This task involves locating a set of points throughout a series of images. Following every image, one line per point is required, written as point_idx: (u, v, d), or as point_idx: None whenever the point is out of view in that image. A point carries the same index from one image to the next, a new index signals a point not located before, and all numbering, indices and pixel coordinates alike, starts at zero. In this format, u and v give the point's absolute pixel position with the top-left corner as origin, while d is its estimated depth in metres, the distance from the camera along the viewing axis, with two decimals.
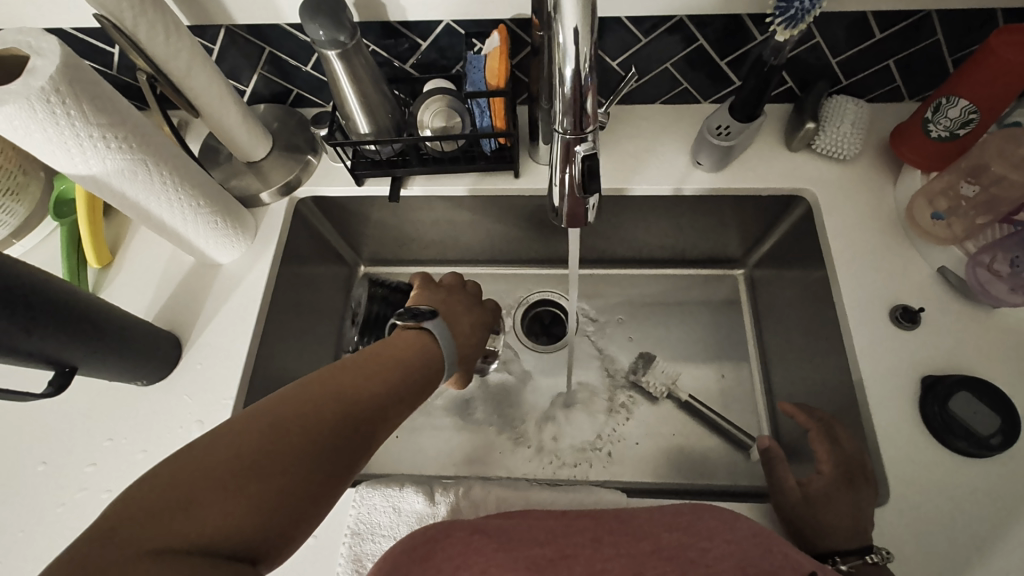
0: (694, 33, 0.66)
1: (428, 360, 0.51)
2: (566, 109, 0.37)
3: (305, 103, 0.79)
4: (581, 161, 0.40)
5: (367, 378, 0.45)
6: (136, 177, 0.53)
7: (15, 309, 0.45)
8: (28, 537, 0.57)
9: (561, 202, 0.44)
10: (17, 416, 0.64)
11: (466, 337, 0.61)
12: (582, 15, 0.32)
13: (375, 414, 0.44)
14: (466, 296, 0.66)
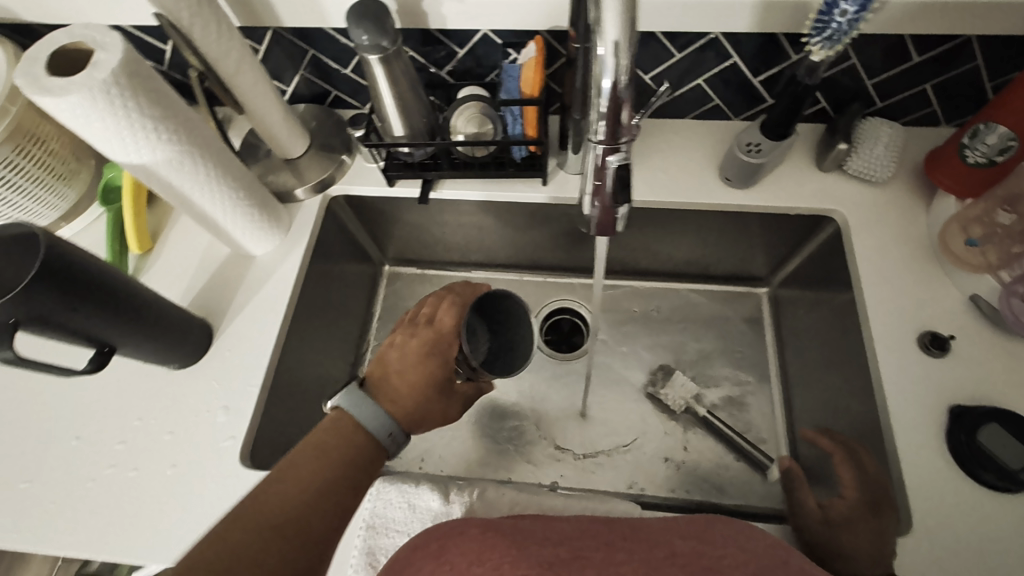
0: (728, 51, 0.67)
1: (359, 446, 0.54)
2: (602, 121, 0.38)
3: (343, 105, 0.82)
4: (615, 170, 0.41)
5: (296, 492, 0.50)
6: (180, 168, 0.55)
7: (60, 285, 0.48)
8: (60, 508, 0.60)
9: (593, 210, 0.45)
10: (54, 391, 0.66)
11: (414, 393, 0.59)
12: (622, 29, 0.33)
13: (313, 525, 0.49)
14: (420, 335, 0.62)
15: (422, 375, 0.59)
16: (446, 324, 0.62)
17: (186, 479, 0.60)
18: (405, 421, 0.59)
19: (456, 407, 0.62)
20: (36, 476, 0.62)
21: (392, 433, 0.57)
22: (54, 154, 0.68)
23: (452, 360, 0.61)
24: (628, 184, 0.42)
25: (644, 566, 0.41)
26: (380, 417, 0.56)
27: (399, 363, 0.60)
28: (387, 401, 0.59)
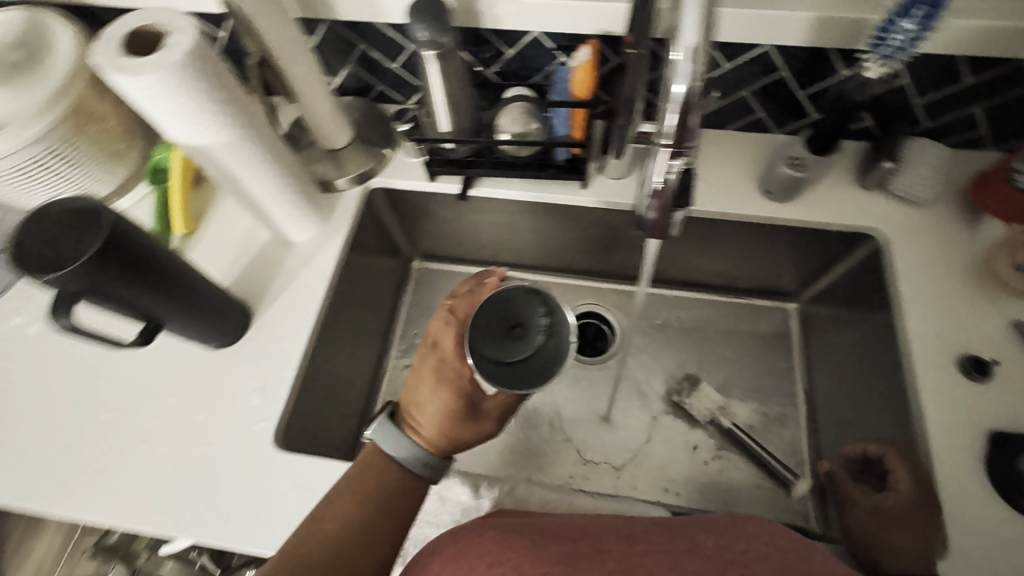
0: (777, 64, 0.67)
1: (393, 482, 0.55)
2: (671, 126, 0.38)
3: (386, 99, 0.83)
4: (677, 174, 0.42)
5: (337, 529, 0.52)
6: (236, 152, 0.56)
7: (118, 260, 0.49)
8: (96, 479, 0.61)
9: (653, 213, 0.46)
10: (93, 364, 0.68)
11: (438, 423, 0.57)
12: (701, 36, 0.33)
13: (359, 559, 0.51)
14: (437, 361, 0.58)
15: (439, 406, 0.57)
16: (447, 349, 0.58)
17: (220, 456, 0.61)
18: (440, 449, 0.58)
19: (489, 426, 0.58)
20: (74, 445, 0.63)
21: (426, 463, 0.57)
22: (107, 133, 0.70)
23: (466, 382, 0.57)
24: (689, 187, 0.45)
25: (665, 560, 0.43)
26: (412, 450, 0.56)
27: (419, 393, 0.58)
28: (418, 434, 0.58)
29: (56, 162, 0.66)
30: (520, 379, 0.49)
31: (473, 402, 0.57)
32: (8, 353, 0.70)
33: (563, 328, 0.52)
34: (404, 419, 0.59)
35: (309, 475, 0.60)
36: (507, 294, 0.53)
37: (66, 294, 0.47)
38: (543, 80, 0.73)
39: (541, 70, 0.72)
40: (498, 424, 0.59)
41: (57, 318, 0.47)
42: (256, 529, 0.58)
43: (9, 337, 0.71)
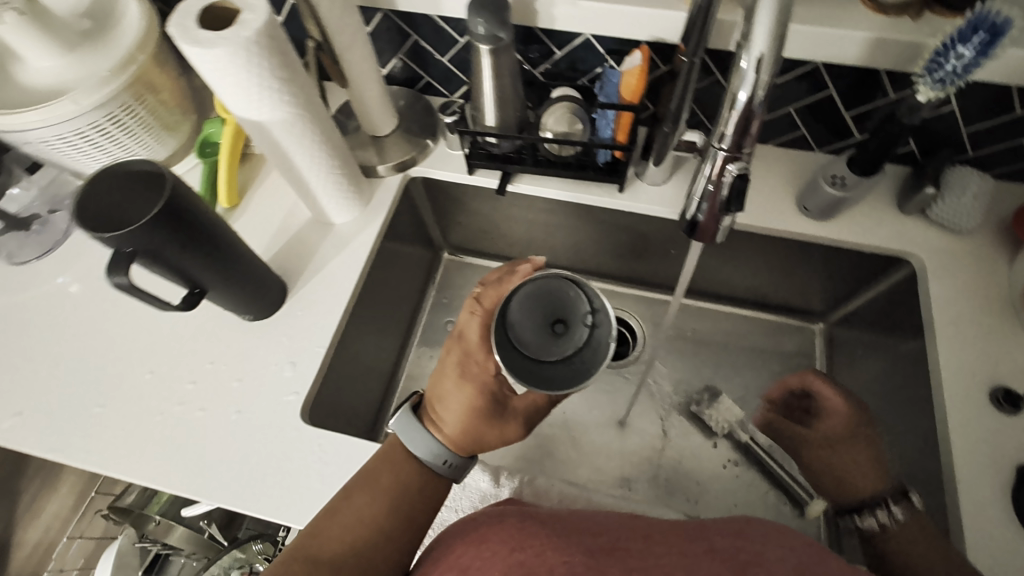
0: (825, 82, 0.67)
1: (411, 481, 0.53)
2: (730, 128, 0.40)
3: (431, 91, 0.84)
4: (731, 179, 0.43)
5: (353, 526, 0.50)
6: (290, 130, 0.58)
7: (171, 228, 0.50)
8: (128, 436, 0.63)
9: (701, 215, 0.48)
10: (132, 326, 0.70)
11: (461, 420, 0.53)
12: (769, 45, 0.35)
13: (376, 560, 0.49)
14: (461, 351, 0.56)
15: (463, 401, 0.53)
16: (472, 340, 0.55)
17: (250, 424, 0.63)
18: (461, 448, 0.54)
19: (513, 428, 0.55)
20: (110, 402, 0.65)
21: (447, 462, 0.54)
22: (163, 104, 0.72)
23: (492, 378, 0.54)
24: (743, 194, 0.44)
25: (686, 560, 0.43)
26: (433, 445, 0.54)
27: (442, 385, 0.55)
28: (439, 430, 0.55)
29: (112, 127, 0.68)
30: (554, 378, 0.50)
31: (498, 401, 0.54)
32: (51, 309, 0.72)
33: (604, 332, 0.51)
34: (426, 412, 0.56)
35: (334, 450, 0.61)
36: (547, 287, 0.53)
37: (122, 254, 0.49)
38: (589, 83, 0.74)
39: (587, 72, 0.73)
40: (524, 427, 0.55)
41: (112, 275, 0.49)
42: (281, 498, 0.59)
43: (51, 295, 0.73)
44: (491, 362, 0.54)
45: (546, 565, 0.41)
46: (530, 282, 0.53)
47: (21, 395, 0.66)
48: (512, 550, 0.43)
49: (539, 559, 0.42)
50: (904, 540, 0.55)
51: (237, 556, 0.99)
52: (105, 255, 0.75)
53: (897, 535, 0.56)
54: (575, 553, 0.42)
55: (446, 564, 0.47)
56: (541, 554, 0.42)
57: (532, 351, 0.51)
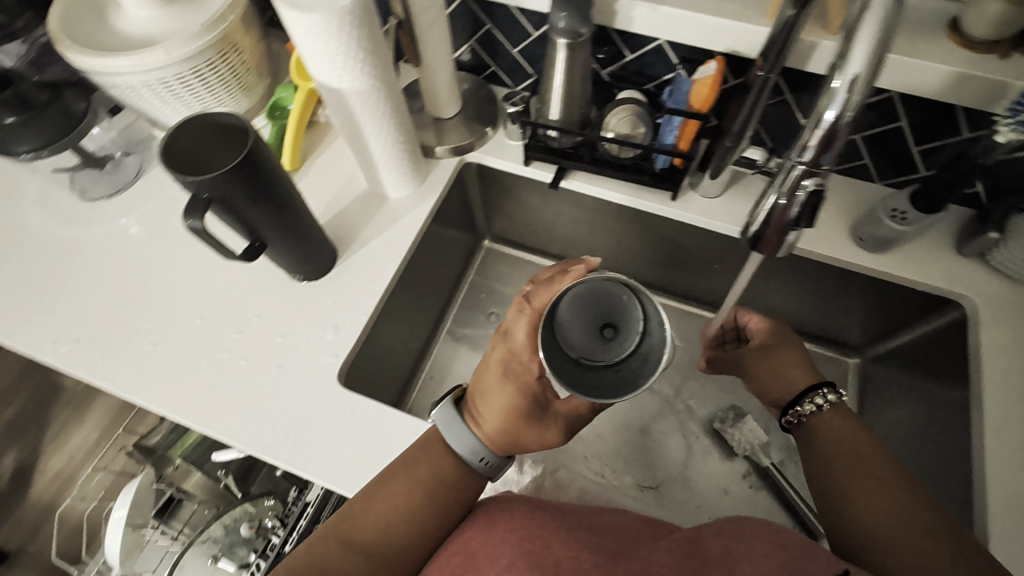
0: (897, 113, 0.67)
1: (448, 476, 0.54)
2: (813, 143, 0.42)
3: (496, 80, 0.86)
4: (806, 194, 0.45)
5: (385, 512, 0.52)
6: (366, 101, 0.60)
7: (248, 182, 0.52)
8: (174, 375, 0.65)
9: (764, 228, 0.50)
10: (187, 271, 0.73)
11: (501, 420, 0.53)
12: (866, 66, 0.37)
13: (404, 547, 0.51)
14: (506, 349, 0.55)
15: (504, 400, 0.53)
16: (518, 339, 0.54)
17: (288, 379, 0.65)
18: (499, 447, 0.54)
19: (554, 434, 0.53)
20: (160, 340, 0.68)
21: (485, 459, 0.55)
22: (243, 64, 0.75)
23: (536, 380, 0.52)
24: (815, 210, 0.46)
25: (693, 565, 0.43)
26: (473, 442, 0.54)
27: (484, 382, 0.55)
28: (478, 428, 0.54)
29: (193, 80, 0.71)
30: (599, 386, 0.45)
31: (540, 404, 0.53)
32: (112, 247, 0.75)
33: (657, 341, 0.45)
34: (467, 408, 0.56)
35: (365, 415, 0.63)
36: (602, 288, 0.48)
37: (199, 199, 0.51)
38: (655, 88, 0.75)
39: (655, 78, 0.74)
40: (565, 434, 0.54)
41: (187, 217, 0.51)
42: (309, 455, 0.61)
43: (114, 234, 0.76)
44: (535, 363, 0.52)
45: (552, 559, 0.41)
46: (582, 281, 0.48)
47: (78, 324, 0.69)
48: (520, 539, 0.44)
49: (547, 551, 0.42)
50: (834, 429, 0.58)
51: (247, 510, 1.01)
52: (168, 203, 0.79)
53: (825, 422, 0.59)
54: (582, 550, 0.43)
55: (454, 548, 0.48)
56: (550, 547, 0.43)
57: (577, 353, 0.46)
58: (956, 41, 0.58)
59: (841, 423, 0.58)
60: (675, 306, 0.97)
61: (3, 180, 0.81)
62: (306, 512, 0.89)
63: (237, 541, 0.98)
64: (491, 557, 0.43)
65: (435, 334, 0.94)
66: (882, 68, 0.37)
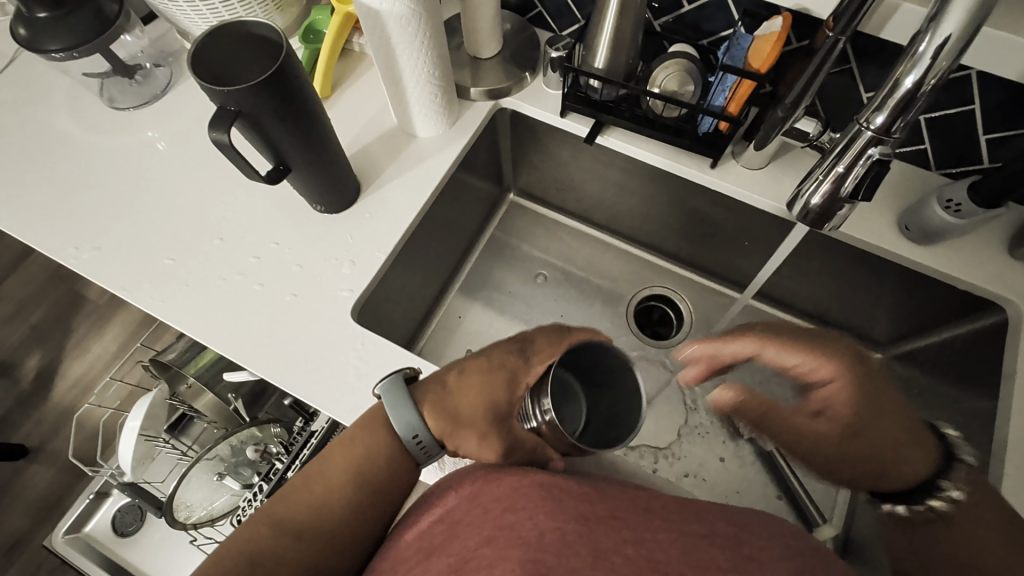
0: (972, 95, 0.62)
1: (379, 456, 0.51)
2: (887, 109, 0.43)
3: (541, 24, 0.82)
4: (870, 163, 0.47)
5: (320, 492, 0.50)
6: (406, 27, 0.57)
7: (271, 102, 0.50)
8: (189, 292, 0.65)
9: (816, 202, 0.53)
10: (210, 190, 0.72)
11: (469, 403, 0.52)
12: (961, 25, 0.37)
13: (340, 531, 0.48)
14: (514, 349, 0.56)
15: (484, 385, 0.53)
16: (530, 345, 0.56)
17: (301, 308, 0.65)
18: (444, 430, 0.52)
19: (495, 444, 0.50)
20: (179, 257, 0.68)
21: (418, 438, 0.52)
22: None
23: (522, 386, 0.53)
24: (876, 182, 0.48)
25: (679, 540, 0.40)
26: (413, 417, 0.52)
27: (475, 366, 0.55)
28: (436, 406, 0.53)
29: None
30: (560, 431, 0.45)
31: (508, 409, 0.52)
32: (138, 158, 0.75)
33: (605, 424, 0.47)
34: (437, 383, 0.55)
35: (375, 352, 0.62)
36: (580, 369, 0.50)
37: (226, 112, 0.49)
38: (710, 45, 0.71)
39: (711, 34, 0.70)
40: (499, 455, 0.49)
41: (213, 130, 0.49)
42: (315, 384, 0.61)
43: (139, 145, 0.76)
44: (533, 371, 0.53)
45: (535, 531, 0.39)
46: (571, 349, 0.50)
47: (100, 232, 0.69)
48: (504, 510, 0.42)
49: (528, 524, 0.39)
50: (971, 514, 0.46)
51: (255, 433, 1.04)
52: (195, 119, 0.77)
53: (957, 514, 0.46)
54: (567, 521, 0.40)
55: (438, 516, 0.46)
56: (533, 518, 0.40)
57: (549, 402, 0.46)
58: None
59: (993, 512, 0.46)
60: (696, 281, 0.95)
61: (33, 78, 0.81)
62: (309, 443, 0.92)
63: (242, 462, 1.05)
64: (471, 527, 0.42)
65: (449, 284, 0.93)
66: (980, 28, 0.37)
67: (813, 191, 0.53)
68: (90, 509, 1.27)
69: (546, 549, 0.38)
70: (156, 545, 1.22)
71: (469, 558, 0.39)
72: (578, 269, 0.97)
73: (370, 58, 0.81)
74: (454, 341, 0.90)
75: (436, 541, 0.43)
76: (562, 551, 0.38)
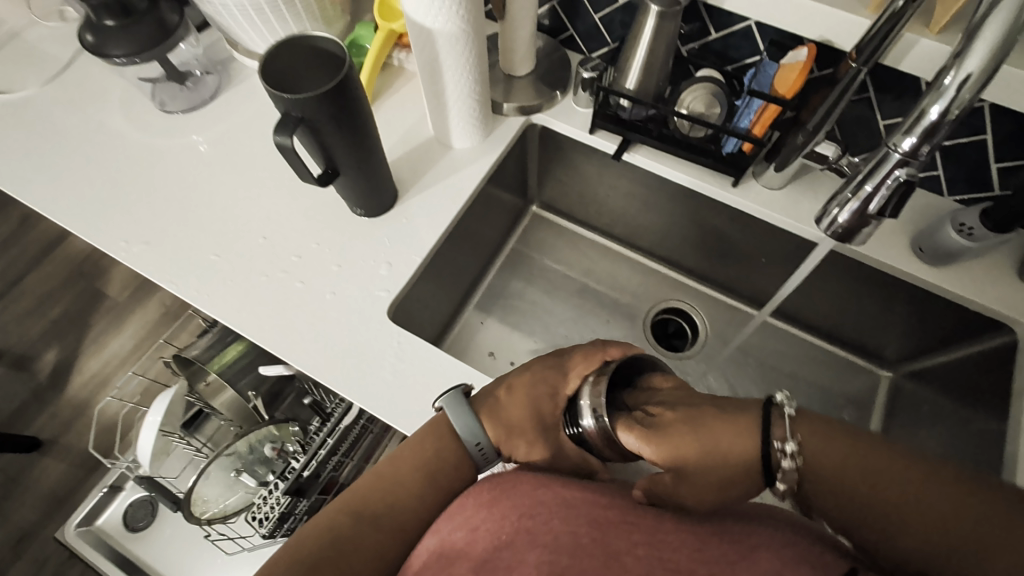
0: (984, 125, 0.65)
1: (449, 457, 0.53)
2: (916, 133, 0.46)
3: (572, 46, 0.86)
4: (896, 183, 0.50)
5: (391, 486, 0.51)
6: (454, 45, 0.61)
7: (330, 111, 0.54)
8: (232, 287, 0.69)
9: (845, 218, 0.57)
10: (256, 190, 0.76)
11: (519, 413, 0.55)
12: (984, 63, 0.40)
13: (409, 523, 0.50)
14: (557, 362, 0.59)
15: (531, 396, 0.56)
16: (570, 358, 0.59)
17: (342, 307, 0.67)
18: (497, 438, 0.54)
19: (544, 450, 0.54)
20: (224, 254, 0.71)
21: (480, 445, 0.54)
22: None
23: (562, 397, 0.57)
24: (902, 200, 0.51)
25: (690, 541, 0.41)
26: (471, 423, 0.54)
27: (520, 377, 0.57)
28: (490, 413, 0.55)
29: (283, 6, 0.73)
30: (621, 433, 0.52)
31: (553, 417, 0.56)
32: (184, 159, 0.78)
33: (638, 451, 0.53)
34: (483, 396, 0.57)
35: (410, 351, 0.65)
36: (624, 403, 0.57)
37: (289, 118, 0.53)
38: (735, 71, 0.75)
39: (737, 61, 0.74)
40: (547, 460, 0.54)
41: (277, 134, 0.53)
42: (352, 379, 0.63)
43: (185, 148, 0.79)
44: (572, 383, 0.57)
45: (550, 535, 0.42)
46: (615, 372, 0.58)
47: (149, 228, 0.73)
48: (519, 515, 0.44)
49: (546, 528, 0.42)
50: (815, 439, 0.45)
51: (272, 432, 1.04)
52: (239, 125, 0.81)
53: (812, 456, 0.45)
54: (580, 525, 0.42)
55: (457, 521, 0.47)
56: (548, 523, 0.43)
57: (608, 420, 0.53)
58: None
59: (822, 430, 0.46)
60: (712, 296, 0.98)
61: (85, 81, 0.85)
62: (327, 443, 0.94)
63: (258, 459, 1.05)
64: (492, 531, 0.44)
65: (471, 294, 0.95)
66: (1002, 65, 0.40)
67: (842, 209, 0.56)
68: (102, 503, 1.28)
69: (563, 552, 0.40)
70: (166, 541, 1.22)
71: (489, 560, 0.41)
72: (597, 281, 1.00)
73: (409, 73, 0.85)
74: (476, 347, 0.93)
75: (458, 546, 0.44)
76: (575, 552, 0.40)
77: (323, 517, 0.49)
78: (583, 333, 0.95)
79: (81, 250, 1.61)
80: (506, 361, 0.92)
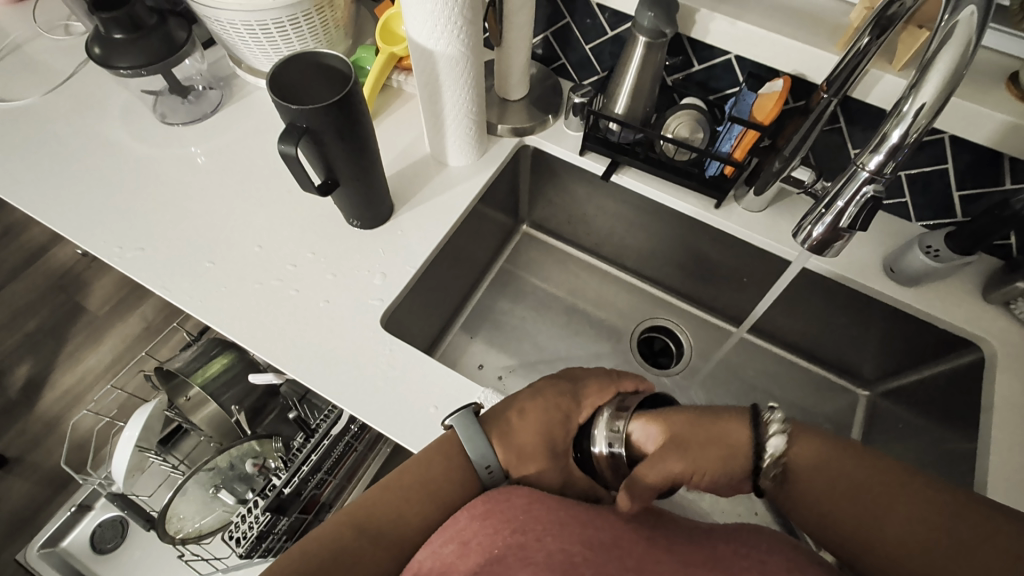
0: (945, 155, 0.70)
1: (456, 476, 0.53)
2: (882, 153, 0.50)
3: (563, 74, 0.91)
4: (865, 199, 0.53)
5: (396, 503, 0.51)
6: (452, 66, 0.64)
7: (334, 122, 0.56)
8: (226, 292, 0.69)
9: (819, 232, 0.59)
10: (254, 199, 0.77)
11: (530, 440, 0.54)
12: (935, 96, 0.44)
13: (408, 540, 0.50)
14: (570, 390, 0.59)
15: (541, 422, 0.56)
16: (585, 388, 0.59)
17: (334, 313, 0.68)
18: (508, 461, 0.54)
19: (554, 476, 0.53)
20: (219, 261, 0.71)
21: (490, 467, 0.53)
22: (334, 18, 0.81)
23: (575, 425, 0.57)
24: (871, 214, 0.54)
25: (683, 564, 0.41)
26: (482, 446, 0.54)
27: (533, 403, 0.57)
28: (502, 439, 0.54)
29: (288, 26, 0.76)
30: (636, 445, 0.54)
31: (563, 445, 0.56)
32: (181, 170, 0.80)
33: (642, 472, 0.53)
34: (490, 419, 0.56)
35: (403, 359, 0.66)
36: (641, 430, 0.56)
37: (294, 128, 0.55)
38: (716, 100, 0.80)
39: (718, 91, 0.79)
40: (557, 487, 0.53)
41: (282, 143, 0.54)
42: (344, 384, 0.64)
43: (183, 158, 0.81)
44: (585, 412, 0.58)
45: (542, 556, 0.40)
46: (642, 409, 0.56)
47: (144, 234, 0.73)
48: (512, 531, 0.43)
49: (538, 547, 0.41)
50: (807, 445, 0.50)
51: (253, 447, 1.01)
52: (238, 137, 0.83)
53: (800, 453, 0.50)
54: (573, 543, 0.42)
55: (449, 534, 0.47)
56: (540, 541, 0.42)
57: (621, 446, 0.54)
58: (1012, 92, 0.62)
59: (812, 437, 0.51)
60: (696, 315, 1.00)
61: (88, 91, 0.86)
62: (310, 459, 0.92)
63: (238, 476, 1.02)
64: (484, 546, 0.43)
65: (459, 310, 0.97)
66: (951, 96, 0.44)
67: (816, 223, 0.59)
68: (68, 523, 1.23)
69: (554, 569, 0.39)
70: (132, 566, 1.17)
71: None
72: (584, 299, 1.02)
73: (406, 94, 0.88)
74: (464, 361, 0.94)
75: (448, 562, 0.44)
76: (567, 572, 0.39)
77: (321, 530, 0.49)
78: (570, 350, 0.97)
79: (63, 262, 1.60)
80: (493, 376, 0.93)
